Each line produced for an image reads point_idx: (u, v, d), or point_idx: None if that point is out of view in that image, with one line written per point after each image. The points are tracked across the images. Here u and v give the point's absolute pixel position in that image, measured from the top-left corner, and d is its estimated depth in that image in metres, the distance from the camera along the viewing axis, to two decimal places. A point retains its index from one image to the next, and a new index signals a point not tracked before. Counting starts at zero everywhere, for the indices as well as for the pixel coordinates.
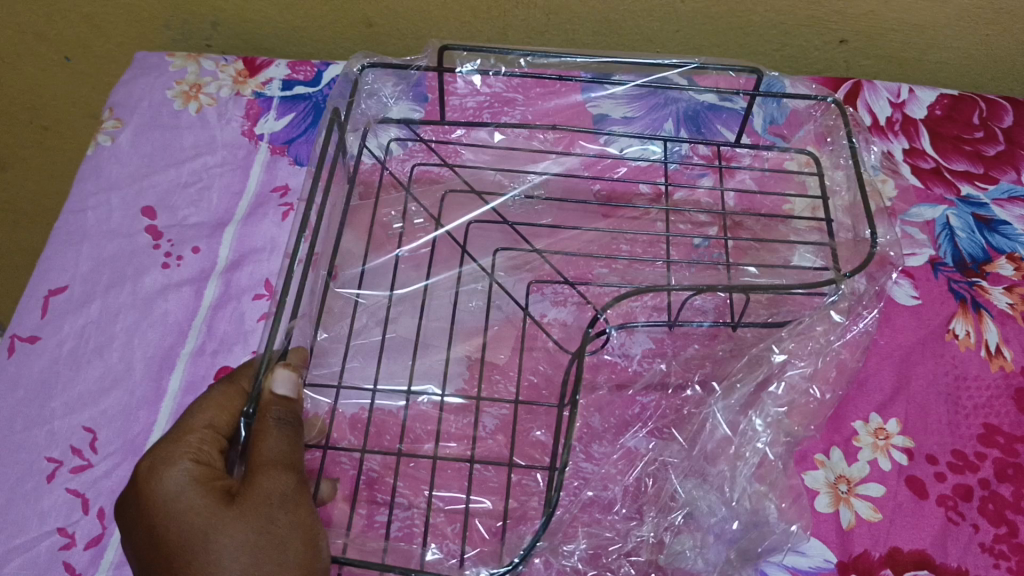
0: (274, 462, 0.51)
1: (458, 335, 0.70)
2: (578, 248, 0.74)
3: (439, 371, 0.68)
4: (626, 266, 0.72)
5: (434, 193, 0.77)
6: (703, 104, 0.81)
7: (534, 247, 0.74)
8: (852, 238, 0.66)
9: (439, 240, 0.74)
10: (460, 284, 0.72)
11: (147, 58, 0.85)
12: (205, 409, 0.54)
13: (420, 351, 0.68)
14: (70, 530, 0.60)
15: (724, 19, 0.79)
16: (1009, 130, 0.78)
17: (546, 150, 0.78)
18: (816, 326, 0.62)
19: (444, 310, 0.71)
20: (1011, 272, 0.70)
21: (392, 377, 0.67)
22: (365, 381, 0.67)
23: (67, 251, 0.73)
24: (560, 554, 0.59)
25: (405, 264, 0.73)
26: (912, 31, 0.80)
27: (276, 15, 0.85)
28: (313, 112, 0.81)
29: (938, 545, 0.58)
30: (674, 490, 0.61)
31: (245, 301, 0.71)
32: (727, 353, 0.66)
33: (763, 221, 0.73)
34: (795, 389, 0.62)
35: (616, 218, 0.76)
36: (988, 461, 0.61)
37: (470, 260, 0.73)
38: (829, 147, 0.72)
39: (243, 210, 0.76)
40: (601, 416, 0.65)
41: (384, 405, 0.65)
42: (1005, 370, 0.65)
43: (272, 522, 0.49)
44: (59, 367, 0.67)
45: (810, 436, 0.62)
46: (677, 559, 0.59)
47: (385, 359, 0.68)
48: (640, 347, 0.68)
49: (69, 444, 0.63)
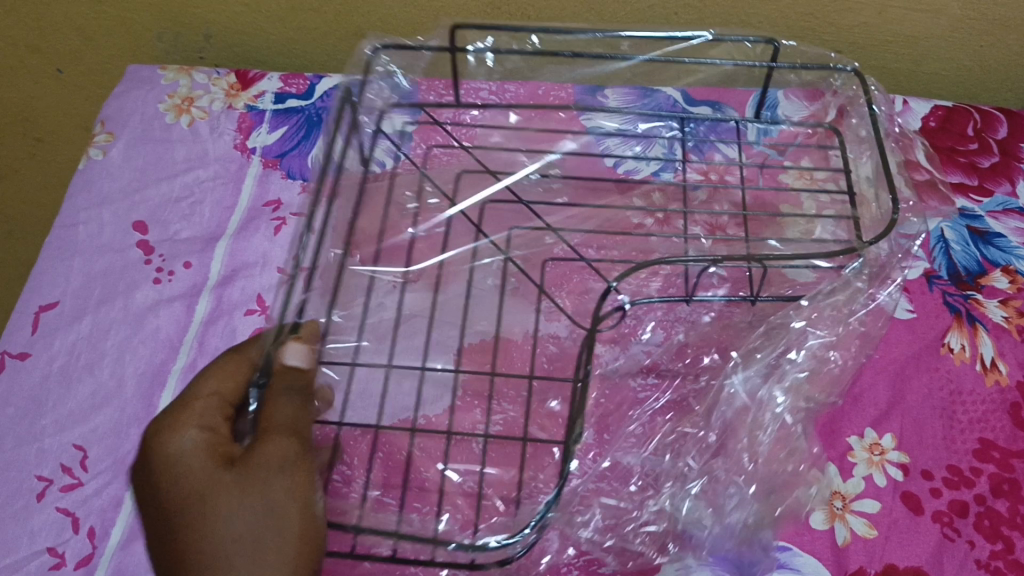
0: (279, 428, 0.50)
1: (472, 311, 0.69)
2: (592, 227, 0.74)
3: (453, 345, 0.67)
4: (639, 241, 0.73)
5: (450, 171, 0.77)
6: (697, 116, 0.80)
7: (548, 224, 0.74)
8: (875, 209, 0.69)
9: (453, 219, 0.74)
10: (475, 259, 0.72)
11: (139, 71, 0.85)
12: (209, 376, 0.53)
13: (434, 325, 0.68)
14: (60, 550, 0.59)
15: (718, 31, 0.79)
16: (1002, 142, 0.78)
17: (563, 130, 0.79)
18: (838, 296, 0.65)
19: (458, 288, 0.71)
20: (1006, 284, 0.70)
21: (406, 355, 0.66)
22: (378, 358, 0.66)
23: (59, 265, 0.73)
24: (575, 524, 0.59)
25: (420, 243, 0.73)
26: (905, 43, 0.80)
27: (270, 27, 0.84)
28: (305, 124, 0.81)
29: (934, 561, 0.57)
30: (687, 465, 0.62)
31: (237, 316, 0.70)
32: (747, 324, 0.67)
33: (780, 194, 0.74)
34: (817, 357, 0.64)
35: (618, 207, 0.75)
36: (984, 477, 0.61)
37: (484, 236, 0.73)
38: (851, 121, 0.74)
39: (234, 225, 0.76)
40: (594, 432, 0.64)
41: (398, 384, 0.65)
42: (1000, 385, 0.65)
43: (272, 488, 0.48)
44: (50, 384, 0.66)
45: (833, 404, 0.64)
46: (694, 525, 0.60)
47: (399, 337, 0.67)
48: (650, 339, 0.68)
49: (59, 462, 0.63)
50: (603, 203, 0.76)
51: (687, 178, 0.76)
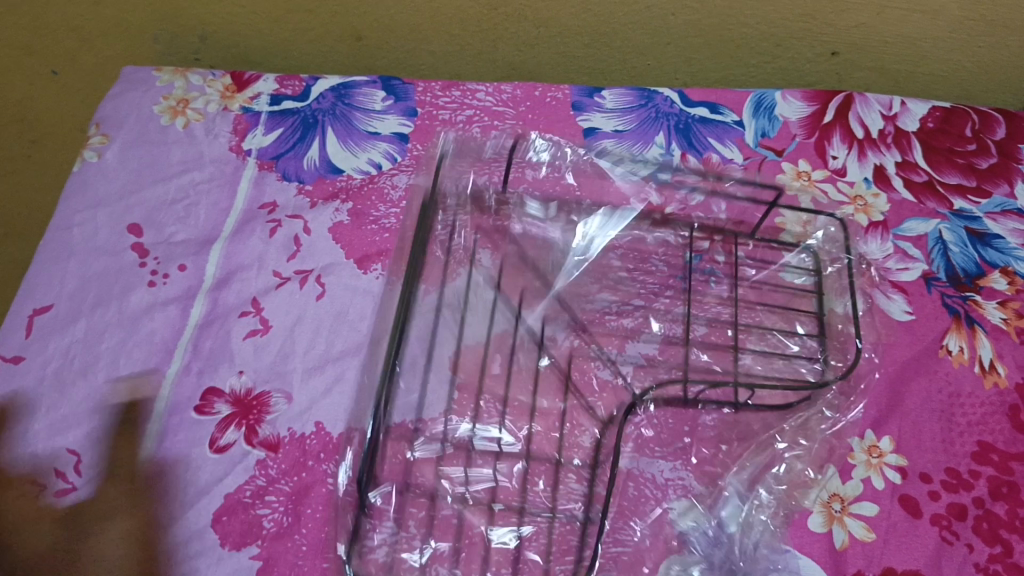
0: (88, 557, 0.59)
1: (497, 326, 0.70)
2: (609, 238, 0.75)
3: (477, 360, 0.68)
4: (642, 251, 0.74)
5: (466, 178, 0.77)
6: (693, 116, 0.80)
7: (577, 241, 0.75)
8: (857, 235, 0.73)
9: (477, 231, 0.75)
10: (502, 273, 0.73)
11: (135, 72, 0.85)
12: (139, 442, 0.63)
13: (462, 338, 0.69)
14: (53, 554, 0.59)
15: (715, 32, 0.79)
16: (1001, 143, 0.78)
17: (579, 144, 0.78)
18: (834, 320, 0.69)
19: (484, 300, 0.71)
20: (1005, 286, 0.70)
21: (437, 367, 0.67)
22: (413, 369, 0.67)
23: (53, 268, 0.73)
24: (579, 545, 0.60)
25: (451, 252, 0.73)
26: (903, 44, 0.79)
27: (266, 28, 0.84)
28: (301, 126, 0.81)
29: (933, 565, 0.57)
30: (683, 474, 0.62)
31: (233, 319, 0.70)
32: (747, 331, 0.69)
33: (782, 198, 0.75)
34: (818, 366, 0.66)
35: (611, 219, 0.75)
36: (983, 479, 0.61)
37: (509, 252, 0.74)
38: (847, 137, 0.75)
39: (230, 227, 0.75)
40: (590, 435, 0.64)
41: (429, 396, 0.66)
42: (999, 387, 0.65)
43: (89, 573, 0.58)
44: (44, 388, 0.66)
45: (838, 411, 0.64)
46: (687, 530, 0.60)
47: (435, 349, 0.68)
48: (648, 347, 0.69)
49: (53, 466, 0.62)
50: (599, 204, 0.76)
51: (684, 178, 0.76)
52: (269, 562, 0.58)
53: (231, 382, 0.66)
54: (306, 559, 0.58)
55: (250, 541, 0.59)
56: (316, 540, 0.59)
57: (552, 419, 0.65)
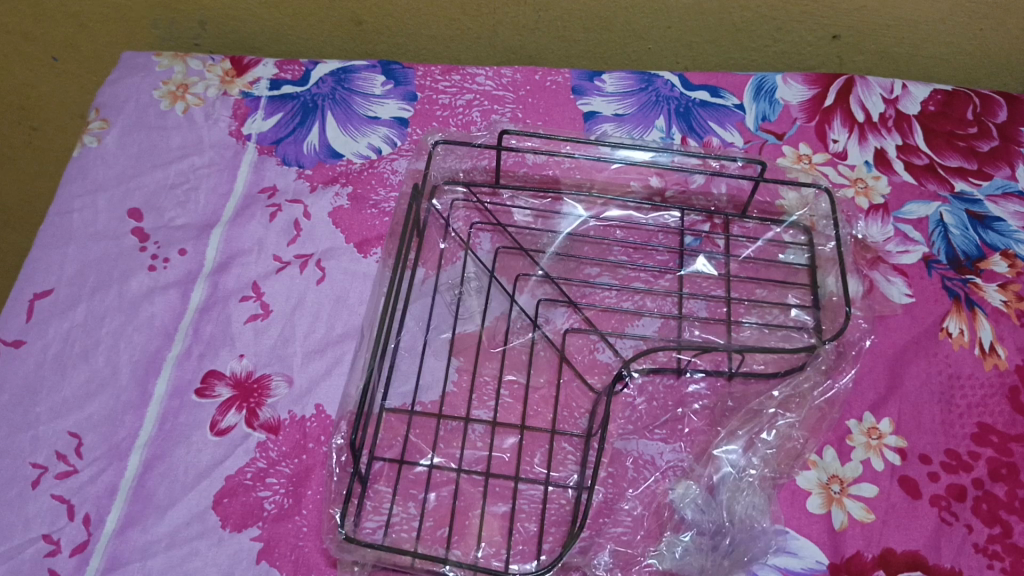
0: None
1: (494, 309, 0.70)
2: (606, 221, 0.75)
3: (473, 343, 0.68)
4: (644, 234, 0.74)
5: (462, 162, 0.77)
6: (694, 99, 0.80)
7: (574, 222, 0.75)
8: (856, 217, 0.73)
9: (473, 215, 0.75)
10: (498, 256, 0.73)
11: (134, 58, 0.85)
12: None
13: (460, 322, 0.69)
14: (55, 536, 0.59)
15: (715, 15, 0.79)
16: (1002, 126, 0.77)
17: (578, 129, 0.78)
18: (833, 301, 0.69)
19: (482, 283, 0.71)
20: (1006, 269, 0.69)
21: (433, 350, 0.68)
22: (410, 351, 0.67)
23: (54, 252, 0.73)
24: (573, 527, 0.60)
25: (449, 236, 0.73)
26: (905, 27, 0.79)
27: (265, 13, 0.84)
28: (301, 111, 0.81)
29: (931, 546, 0.57)
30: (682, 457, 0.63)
31: (233, 303, 0.70)
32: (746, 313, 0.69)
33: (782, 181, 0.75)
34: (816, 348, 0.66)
35: (609, 199, 0.75)
36: (983, 461, 0.61)
37: (505, 234, 0.74)
38: None
39: (231, 211, 0.75)
40: (589, 419, 0.65)
41: (426, 379, 0.66)
42: (999, 369, 0.65)
43: None
44: (45, 371, 0.66)
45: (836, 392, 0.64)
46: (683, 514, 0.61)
47: (431, 333, 0.68)
48: (648, 330, 0.68)
49: (53, 450, 0.63)
50: (599, 187, 0.76)
51: (684, 162, 0.76)
52: (269, 544, 0.58)
53: (231, 365, 0.66)
54: (306, 540, 0.59)
55: (250, 523, 0.59)
56: (317, 521, 0.60)
57: (551, 401, 0.65)
